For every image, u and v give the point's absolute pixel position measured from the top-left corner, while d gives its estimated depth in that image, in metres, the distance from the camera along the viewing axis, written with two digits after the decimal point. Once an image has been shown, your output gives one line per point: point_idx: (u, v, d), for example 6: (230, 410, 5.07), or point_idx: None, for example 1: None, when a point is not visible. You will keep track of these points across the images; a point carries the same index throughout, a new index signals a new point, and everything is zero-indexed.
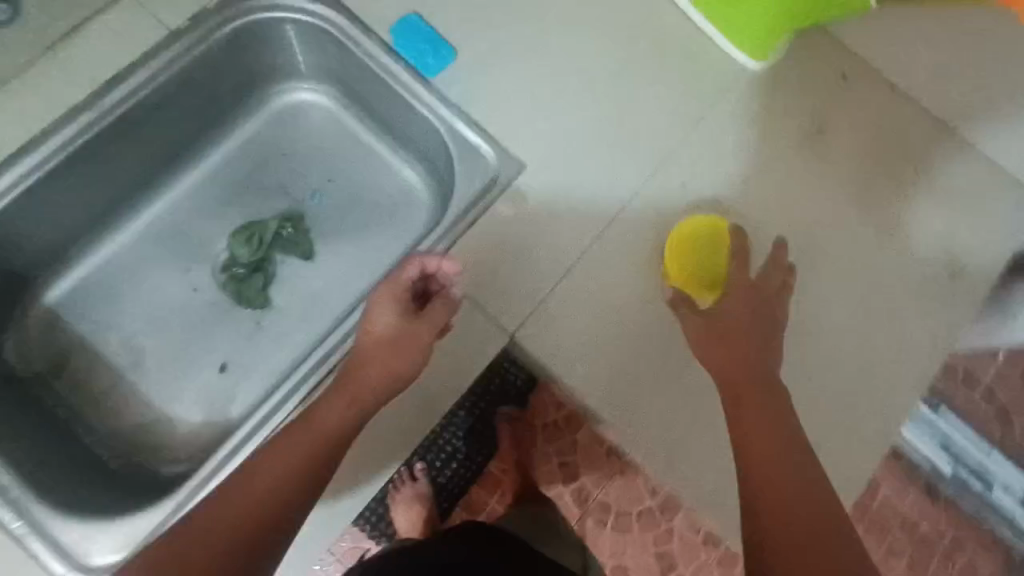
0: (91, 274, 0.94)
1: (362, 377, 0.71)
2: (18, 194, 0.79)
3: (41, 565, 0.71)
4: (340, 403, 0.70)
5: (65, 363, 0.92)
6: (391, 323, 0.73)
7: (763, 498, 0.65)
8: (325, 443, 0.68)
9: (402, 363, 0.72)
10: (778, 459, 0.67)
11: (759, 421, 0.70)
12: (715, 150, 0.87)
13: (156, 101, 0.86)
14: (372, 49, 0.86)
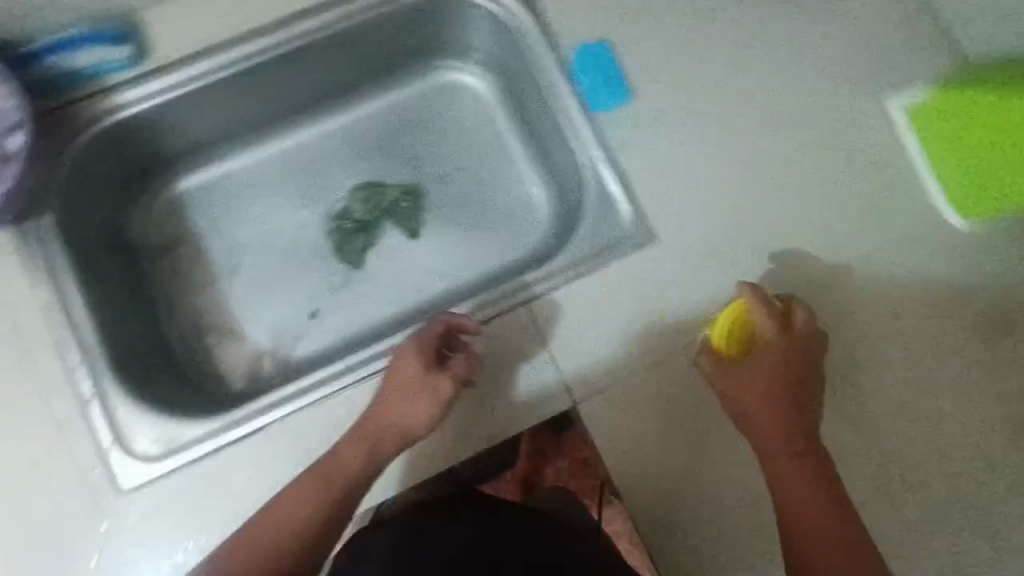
0: (217, 179, 0.98)
1: (388, 420, 0.71)
2: (186, 88, 0.84)
3: (91, 434, 0.75)
4: (359, 442, 0.70)
5: (173, 249, 0.95)
6: (417, 374, 0.71)
7: (799, 514, 0.64)
8: (343, 482, 0.68)
9: (426, 412, 0.70)
10: (801, 471, 0.66)
11: (778, 433, 0.68)
12: (871, 284, 0.78)
13: (334, 46, 0.88)
14: (551, 62, 0.84)
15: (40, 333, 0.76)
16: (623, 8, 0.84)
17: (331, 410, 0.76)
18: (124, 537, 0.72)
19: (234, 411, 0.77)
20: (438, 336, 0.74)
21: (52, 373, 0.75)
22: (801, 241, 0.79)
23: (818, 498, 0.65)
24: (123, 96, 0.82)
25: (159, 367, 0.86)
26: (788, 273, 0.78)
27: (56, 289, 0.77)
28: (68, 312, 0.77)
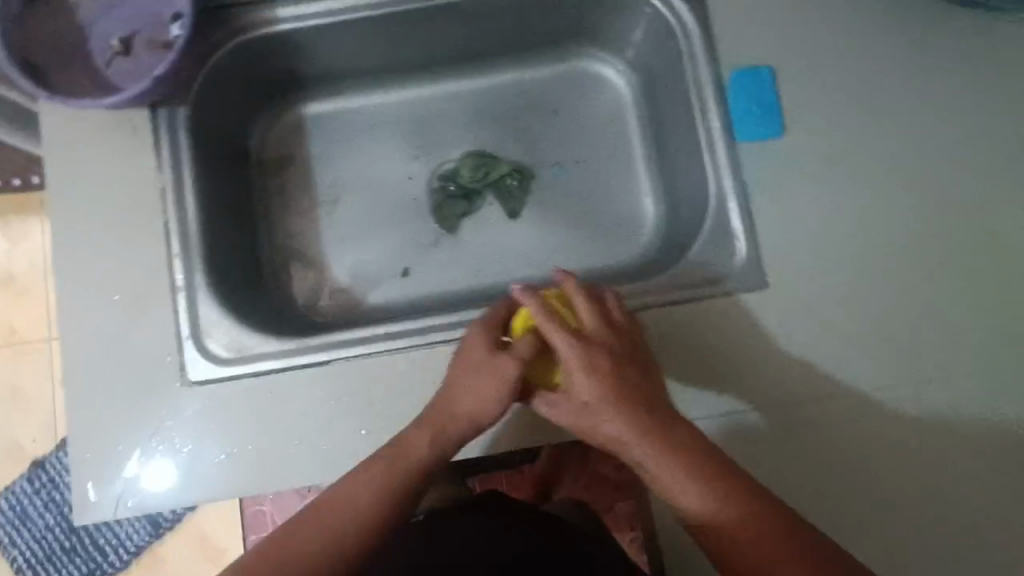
0: (339, 111, 0.98)
1: (456, 407, 0.67)
2: (342, 19, 0.84)
3: (172, 323, 0.77)
4: (422, 430, 0.67)
5: (284, 167, 0.97)
6: (479, 353, 0.68)
7: (716, 521, 0.60)
8: (406, 471, 0.65)
9: (497, 400, 0.67)
10: (679, 476, 0.61)
11: (647, 442, 0.62)
12: (981, 398, 0.72)
13: (492, 11, 0.87)
14: (707, 78, 0.79)
15: (151, 217, 0.78)
16: (800, 43, 0.79)
17: (395, 364, 0.76)
18: (177, 423, 0.76)
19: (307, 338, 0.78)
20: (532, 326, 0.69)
21: (152, 255, 0.78)
22: (916, 333, 0.73)
23: (714, 497, 0.60)
24: (279, 9, 0.82)
25: (245, 276, 0.88)
26: (893, 361, 0.73)
27: (176, 181, 0.79)
28: (179, 205, 0.79)
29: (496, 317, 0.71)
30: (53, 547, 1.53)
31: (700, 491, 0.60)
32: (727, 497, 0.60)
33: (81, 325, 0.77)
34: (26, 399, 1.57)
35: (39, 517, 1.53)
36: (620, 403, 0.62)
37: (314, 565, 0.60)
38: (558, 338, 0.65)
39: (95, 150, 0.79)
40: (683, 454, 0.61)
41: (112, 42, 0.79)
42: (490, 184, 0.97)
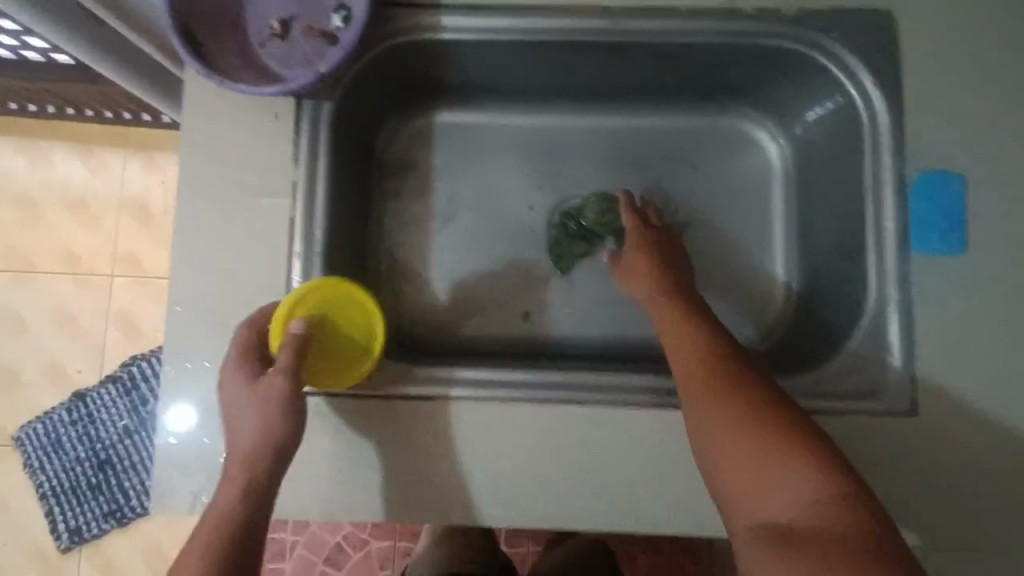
0: (470, 124, 0.93)
1: (240, 454, 0.65)
2: (503, 37, 0.78)
3: None
4: (228, 489, 0.63)
5: (404, 172, 0.92)
6: (236, 388, 0.67)
7: (701, 401, 0.62)
8: (224, 522, 0.61)
9: (271, 429, 0.65)
10: (735, 437, 0.58)
11: (707, 400, 0.61)
12: None
13: (661, 56, 0.81)
14: (890, 174, 0.72)
15: (279, 211, 0.75)
16: (1000, 155, 0.72)
17: (505, 413, 0.75)
18: None
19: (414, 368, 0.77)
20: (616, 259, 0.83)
21: (273, 251, 0.75)
22: None
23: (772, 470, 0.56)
24: (443, 16, 0.77)
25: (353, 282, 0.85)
26: None
27: (309, 177, 0.76)
28: (308, 204, 0.76)
29: (237, 343, 0.70)
30: (80, 482, 1.43)
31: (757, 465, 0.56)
32: (789, 470, 0.55)
33: (190, 310, 0.74)
34: (78, 326, 1.48)
35: (71, 449, 1.44)
36: (690, 354, 0.65)
37: None
38: (631, 268, 0.79)
39: (234, 131, 0.76)
40: (746, 414, 0.59)
41: (271, 24, 0.76)
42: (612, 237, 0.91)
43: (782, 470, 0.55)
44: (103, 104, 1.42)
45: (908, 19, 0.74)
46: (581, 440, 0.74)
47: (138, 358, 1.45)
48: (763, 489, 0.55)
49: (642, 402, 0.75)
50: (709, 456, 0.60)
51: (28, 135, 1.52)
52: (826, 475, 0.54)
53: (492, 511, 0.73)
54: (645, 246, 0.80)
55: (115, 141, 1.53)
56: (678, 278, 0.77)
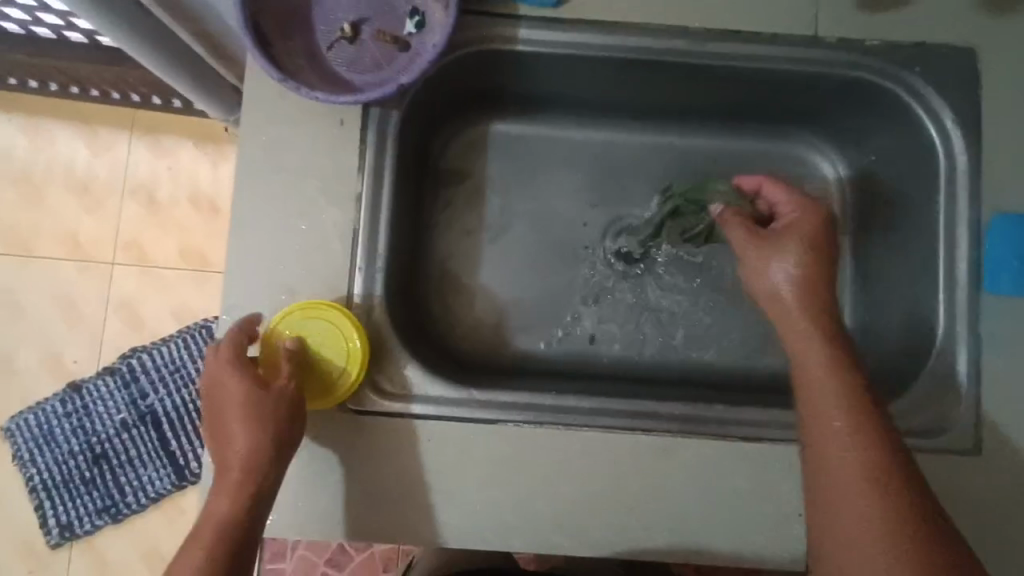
0: (527, 135, 0.90)
1: (232, 462, 0.61)
2: (579, 52, 0.75)
3: None
4: (224, 496, 0.61)
5: (456, 182, 0.89)
6: (227, 390, 0.63)
7: (840, 454, 0.56)
8: (226, 534, 0.59)
9: (268, 437, 0.62)
10: (854, 471, 0.55)
11: (840, 427, 0.57)
12: None
13: (736, 80, 0.79)
14: (965, 213, 0.72)
15: (341, 221, 0.72)
16: None
17: (564, 440, 0.72)
18: (322, 449, 0.71)
19: (470, 390, 0.73)
20: (752, 244, 0.66)
21: (334, 264, 0.72)
22: None
23: (885, 513, 0.54)
24: (520, 28, 0.74)
25: (406, 296, 0.81)
26: None
27: (373, 190, 0.73)
28: (371, 216, 0.73)
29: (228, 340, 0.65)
30: (72, 475, 1.33)
31: (866, 501, 0.54)
32: (900, 520, 0.53)
33: (244, 321, 0.71)
34: (79, 315, 1.36)
35: (64, 441, 1.33)
36: (835, 387, 0.59)
37: None
38: (774, 271, 0.65)
39: (297, 136, 0.73)
40: (877, 479, 0.55)
41: (341, 26, 0.72)
42: (718, 198, 0.81)
43: (893, 514, 0.53)
44: (102, 84, 1.30)
45: (990, 62, 0.74)
46: (638, 470, 0.72)
47: (140, 351, 1.34)
48: (872, 533, 0.53)
49: (704, 433, 0.73)
50: (821, 490, 0.57)
51: (25, 110, 1.39)
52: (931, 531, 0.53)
53: (550, 540, 0.71)
54: (807, 242, 0.65)
55: (119, 121, 1.40)
56: (830, 285, 0.64)
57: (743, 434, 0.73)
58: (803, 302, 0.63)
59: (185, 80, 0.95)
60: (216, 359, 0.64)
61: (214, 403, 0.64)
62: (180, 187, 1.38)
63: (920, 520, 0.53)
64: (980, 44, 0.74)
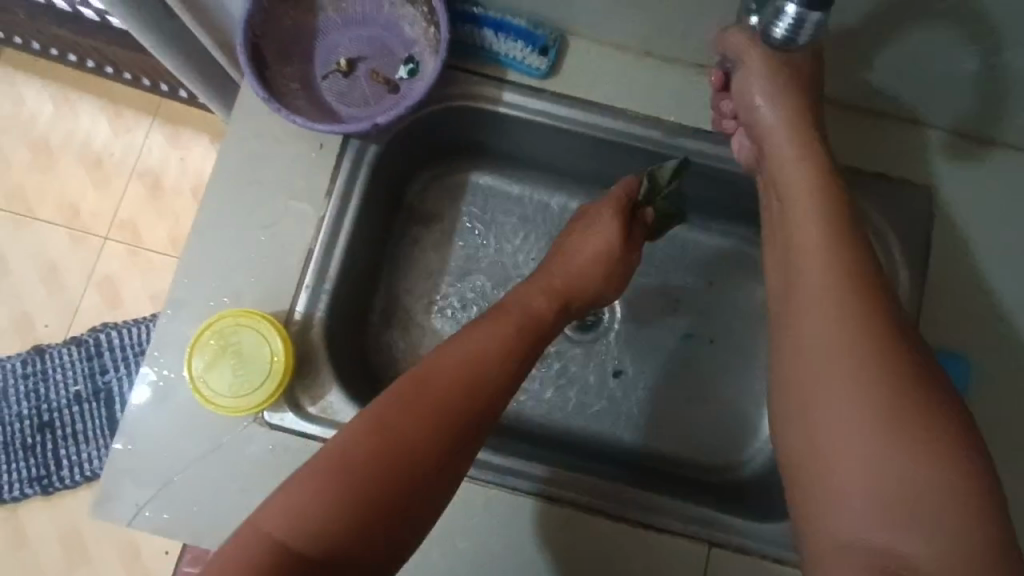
0: (504, 192, 0.92)
1: (581, 266, 0.75)
2: (558, 123, 0.79)
3: None
4: (543, 297, 0.71)
5: (428, 222, 0.92)
6: (609, 217, 0.76)
7: (821, 401, 0.52)
8: (518, 339, 0.65)
9: (612, 267, 0.76)
10: (843, 357, 0.52)
11: (820, 354, 0.53)
12: None
13: (706, 177, 0.82)
14: None
15: (297, 237, 0.74)
16: (1001, 351, 0.74)
17: (465, 494, 0.72)
18: (224, 462, 0.70)
19: None
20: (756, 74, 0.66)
21: (282, 277, 0.73)
22: None
23: (877, 440, 0.49)
24: (506, 92, 0.78)
25: (350, 324, 0.82)
26: None
27: (336, 216, 0.75)
28: (331, 240, 0.75)
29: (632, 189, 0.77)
30: (15, 439, 1.31)
31: (856, 425, 0.50)
32: (893, 414, 0.49)
33: (184, 316, 0.72)
34: (60, 283, 1.38)
35: (15, 403, 1.32)
36: (821, 324, 0.54)
37: (445, 397, 0.58)
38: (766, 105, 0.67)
39: (275, 151, 0.76)
40: (867, 416, 0.49)
41: (338, 60, 0.77)
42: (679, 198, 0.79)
43: (891, 435, 0.48)
44: (131, 68, 1.35)
45: (944, 204, 0.77)
46: (535, 538, 0.71)
47: (110, 327, 1.35)
48: (852, 430, 0.50)
49: (625, 518, 0.72)
50: (808, 457, 0.52)
51: (58, 80, 1.45)
52: (936, 428, 0.48)
53: None
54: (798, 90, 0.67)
55: (143, 106, 1.45)
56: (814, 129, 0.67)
57: (660, 525, 0.72)
58: (796, 159, 0.64)
59: (196, 79, 0.99)
60: (603, 207, 0.76)
61: (579, 219, 0.78)
62: (185, 176, 1.42)
63: (924, 419, 0.48)
64: (935, 186, 0.77)
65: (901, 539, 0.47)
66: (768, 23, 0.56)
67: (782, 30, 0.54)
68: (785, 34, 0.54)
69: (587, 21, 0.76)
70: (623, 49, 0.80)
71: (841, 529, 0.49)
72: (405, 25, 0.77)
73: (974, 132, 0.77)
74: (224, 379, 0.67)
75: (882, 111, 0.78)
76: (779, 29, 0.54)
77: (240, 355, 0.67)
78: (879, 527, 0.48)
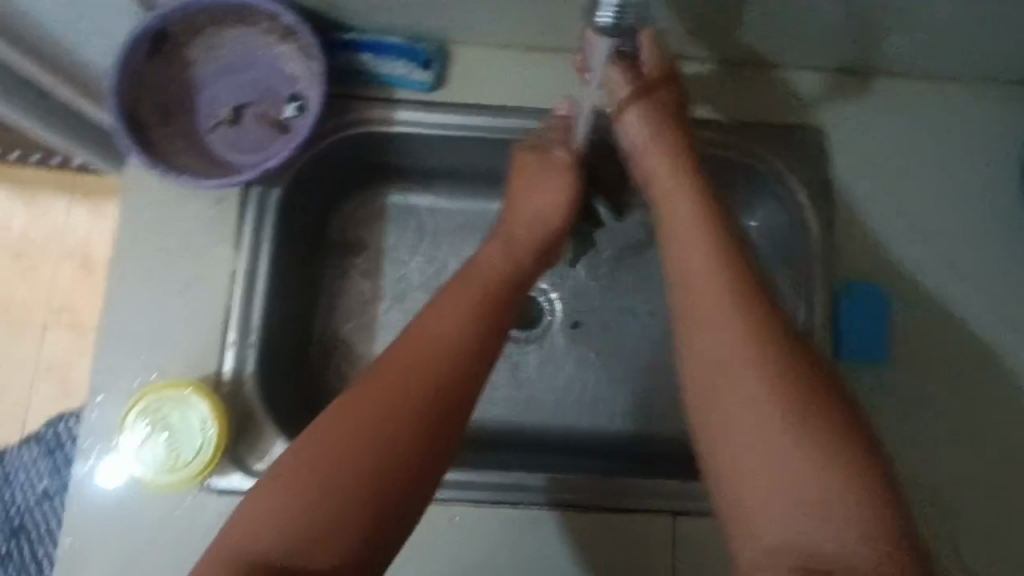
0: (427, 206, 0.90)
1: (524, 203, 0.71)
2: (457, 134, 0.79)
3: None
4: (498, 250, 0.67)
5: (353, 250, 0.89)
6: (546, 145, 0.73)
7: (717, 392, 0.54)
8: (483, 313, 0.60)
9: (559, 191, 0.71)
10: (738, 352, 0.54)
11: (715, 350, 0.55)
12: None
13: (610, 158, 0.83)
14: (822, 281, 0.75)
15: (214, 295, 0.73)
16: (916, 270, 0.77)
17: (430, 517, 0.71)
18: (181, 536, 0.68)
19: None
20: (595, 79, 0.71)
21: (206, 338, 0.72)
22: None
23: (772, 430, 0.51)
24: (397, 111, 0.78)
25: (288, 370, 0.80)
26: None
27: (249, 266, 0.74)
28: (249, 292, 0.73)
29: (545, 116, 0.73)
30: None
31: (754, 417, 0.52)
32: (789, 402, 0.52)
33: (114, 398, 0.70)
34: (5, 384, 1.33)
35: None
36: (709, 318, 0.57)
37: (408, 392, 0.53)
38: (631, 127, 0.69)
39: (175, 213, 0.74)
40: (761, 404, 0.52)
41: (222, 111, 0.76)
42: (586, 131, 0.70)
43: (786, 423, 0.51)
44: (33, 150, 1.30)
45: (838, 143, 0.79)
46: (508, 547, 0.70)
47: (66, 418, 1.31)
48: (754, 421, 0.52)
49: (602, 508, 0.71)
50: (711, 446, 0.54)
51: None
52: (827, 414, 0.51)
53: None
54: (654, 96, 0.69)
55: (55, 186, 1.40)
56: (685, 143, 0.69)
57: (637, 506, 0.71)
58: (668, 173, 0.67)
59: (93, 153, 0.96)
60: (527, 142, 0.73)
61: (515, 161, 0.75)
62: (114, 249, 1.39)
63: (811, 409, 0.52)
64: (826, 124, 0.79)
65: (806, 521, 0.49)
66: (592, 16, 0.52)
67: (605, 18, 0.50)
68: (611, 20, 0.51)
69: (462, 26, 0.77)
70: (506, 47, 0.80)
71: (755, 516, 0.50)
72: (283, 63, 0.76)
73: (853, 66, 0.79)
74: (159, 457, 0.66)
75: (763, 63, 0.80)
76: (603, 17, 0.50)
77: (168, 429, 0.66)
78: (784, 512, 0.50)
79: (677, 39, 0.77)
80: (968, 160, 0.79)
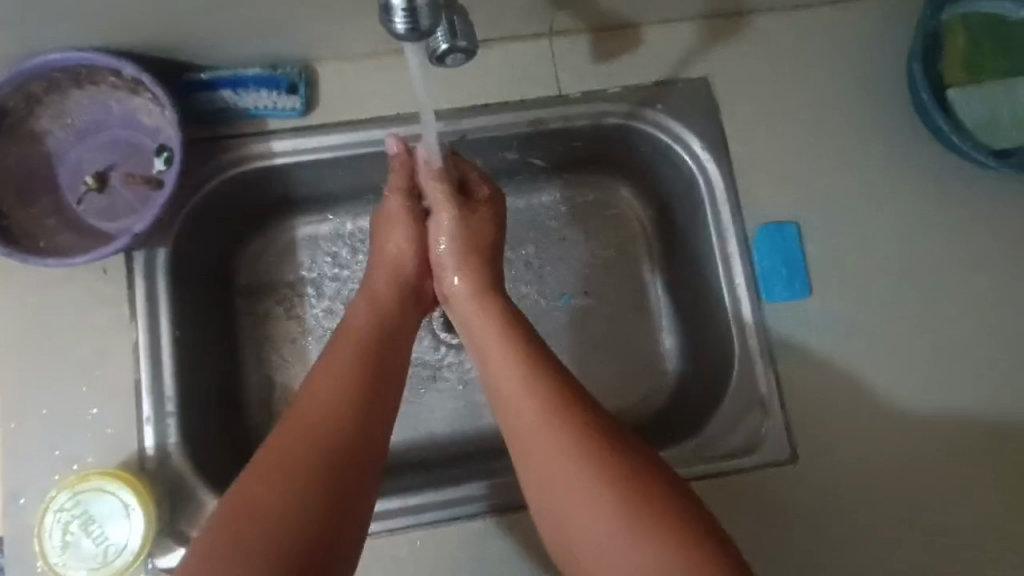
0: (335, 232, 0.86)
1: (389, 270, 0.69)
2: (341, 153, 0.76)
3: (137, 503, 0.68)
4: (364, 313, 0.65)
5: (266, 291, 0.85)
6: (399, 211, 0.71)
7: (538, 453, 0.55)
8: (358, 376, 0.59)
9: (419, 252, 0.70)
10: (540, 422, 0.56)
11: (530, 415, 0.56)
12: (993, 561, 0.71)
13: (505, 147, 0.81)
14: (729, 231, 0.76)
15: (118, 372, 0.70)
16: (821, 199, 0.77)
17: (391, 548, 0.69)
18: None
19: None
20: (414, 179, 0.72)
21: (120, 418, 0.69)
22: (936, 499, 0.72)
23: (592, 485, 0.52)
24: (273, 142, 0.75)
25: (221, 429, 0.77)
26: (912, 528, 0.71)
27: (149, 335, 0.71)
28: (155, 361, 0.70)
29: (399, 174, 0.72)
30: None
31: (577, 473, 0.53)
32: (599, 454, 0.53)
33: (34, 501, 0.67)
34: None
35: None
36: (522, 385, 0.58)
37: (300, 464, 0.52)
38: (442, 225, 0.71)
39: (59, 296, 0.70)
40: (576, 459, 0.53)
41: (86, 179, 0.72)
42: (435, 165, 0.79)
43: (604, 477, 0.52)
44: None
45: (724, 87, 0.78)
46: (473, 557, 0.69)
47: None
48: (574, 476, 0.53)
49: None
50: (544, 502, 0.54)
51: None
52: (640, 461, 0.53)
53: None
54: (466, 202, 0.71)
55: None
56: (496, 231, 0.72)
57: None
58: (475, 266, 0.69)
59: None
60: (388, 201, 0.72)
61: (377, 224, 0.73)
62: None
63: (625, 456, 0.53)
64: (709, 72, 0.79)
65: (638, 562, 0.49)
66: (386, 25, 0.50)
67: (401, 23, 0.48)
68: (408, 25, 0.49)
69: (321, 43, 0.73)
70: (372, 56, 0.77)
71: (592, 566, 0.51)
72: (141, 116, 0.72)
73: (724, 9, 0.78)
74: (89, 553, 0.63)
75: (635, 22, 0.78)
76: (398, 24, 0.48)
77: (91, 522, 0.63)
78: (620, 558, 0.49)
79: (543, 15, 0.75)
80: (850, 80, 0.79)
